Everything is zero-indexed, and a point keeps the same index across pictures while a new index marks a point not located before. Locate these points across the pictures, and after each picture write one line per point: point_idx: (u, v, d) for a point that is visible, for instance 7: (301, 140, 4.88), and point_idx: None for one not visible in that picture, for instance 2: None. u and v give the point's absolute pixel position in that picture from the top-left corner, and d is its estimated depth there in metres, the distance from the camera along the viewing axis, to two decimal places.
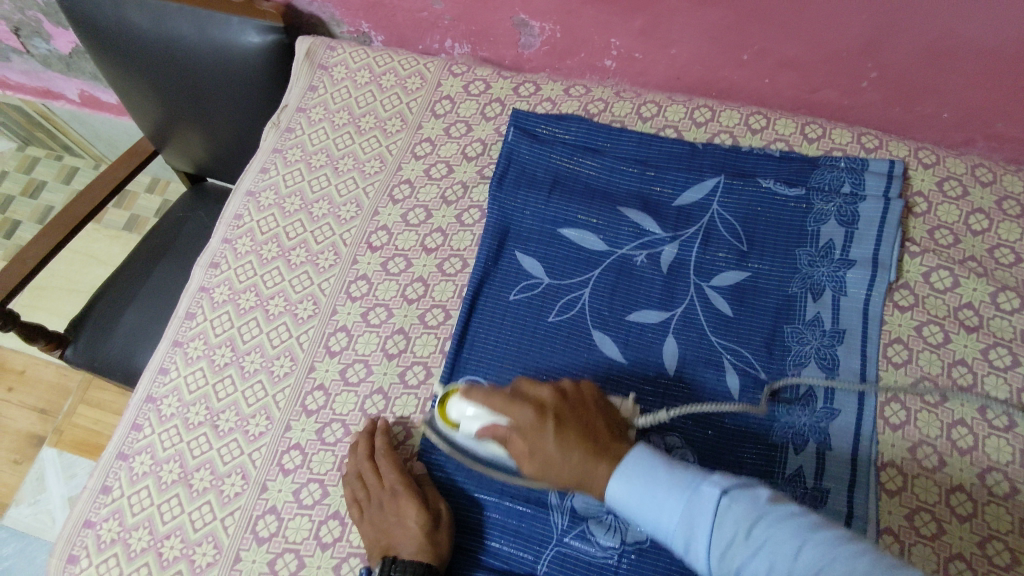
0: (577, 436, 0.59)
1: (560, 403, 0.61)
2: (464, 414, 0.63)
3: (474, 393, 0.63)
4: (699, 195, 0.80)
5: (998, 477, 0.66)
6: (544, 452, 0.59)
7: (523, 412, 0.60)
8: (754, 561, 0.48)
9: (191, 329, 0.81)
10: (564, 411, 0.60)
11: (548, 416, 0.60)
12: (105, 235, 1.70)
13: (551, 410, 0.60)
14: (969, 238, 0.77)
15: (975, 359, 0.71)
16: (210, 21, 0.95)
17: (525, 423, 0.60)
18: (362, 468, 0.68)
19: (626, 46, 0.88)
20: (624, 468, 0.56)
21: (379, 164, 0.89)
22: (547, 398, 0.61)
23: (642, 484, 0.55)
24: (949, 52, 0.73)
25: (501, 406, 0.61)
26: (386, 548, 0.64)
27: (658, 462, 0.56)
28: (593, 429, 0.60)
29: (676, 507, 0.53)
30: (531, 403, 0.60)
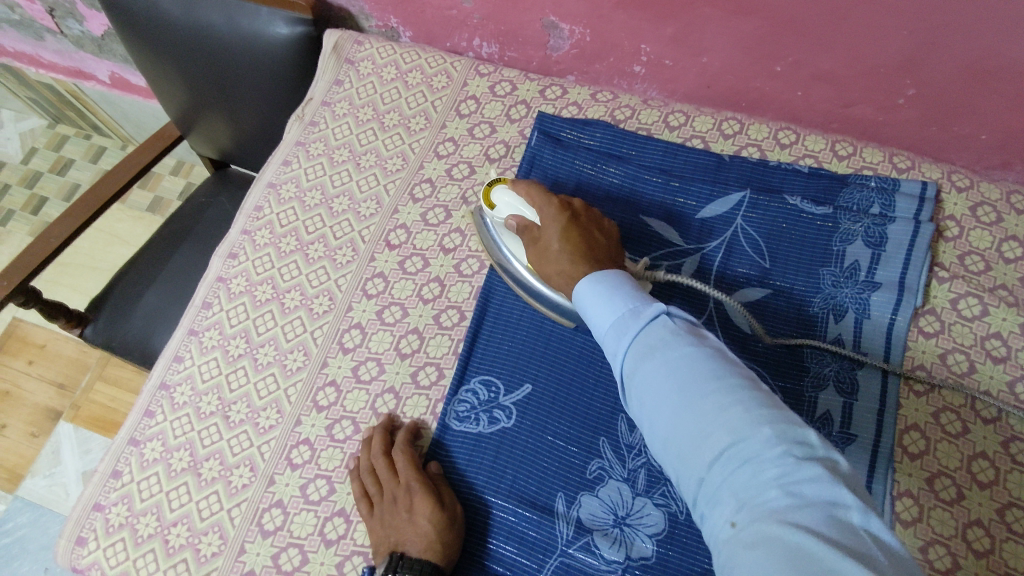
0: (578, 237, 0.65)
1: (581, 213, 0.69)
2: (502, 201, 0.73)
3: (517, 185, 0.72)
4: (723, 209, 0.78)
5: (1018, 514, 0.64)
6: (549, 238, 0.67)
7: (549, 204, 0.69)
8: (658, 374, 0.48)
9: (207, 318, 0.81)
10: (581, 219, 0.68)
11: (565, 212, 0.68)
12: (130, 215, 1.72)
13: (569, 210, 0.68)
14: (1000, 266, 0.75)
15: (1001, 391, 0.69)
16: (239, 10, 0.95)
17: (546, 214, 0.69)
18: (376, 462, 0.68)
19: (656, 52, 0.86)
20: (599, 275, 0.59)
21: (401, 161, 0.89)
22: (573, 205, 0.70)
23: (603, 291, 0.57)
24: (991, 73, 0.71)
25: (533, 196, 0.70)
26: (393, 544, 0.64)
27: (626, 282, 0.57)
28: (594, 238, 0.66)
29: (620, 313, 0.54)
30: (559, 201, 0.69)
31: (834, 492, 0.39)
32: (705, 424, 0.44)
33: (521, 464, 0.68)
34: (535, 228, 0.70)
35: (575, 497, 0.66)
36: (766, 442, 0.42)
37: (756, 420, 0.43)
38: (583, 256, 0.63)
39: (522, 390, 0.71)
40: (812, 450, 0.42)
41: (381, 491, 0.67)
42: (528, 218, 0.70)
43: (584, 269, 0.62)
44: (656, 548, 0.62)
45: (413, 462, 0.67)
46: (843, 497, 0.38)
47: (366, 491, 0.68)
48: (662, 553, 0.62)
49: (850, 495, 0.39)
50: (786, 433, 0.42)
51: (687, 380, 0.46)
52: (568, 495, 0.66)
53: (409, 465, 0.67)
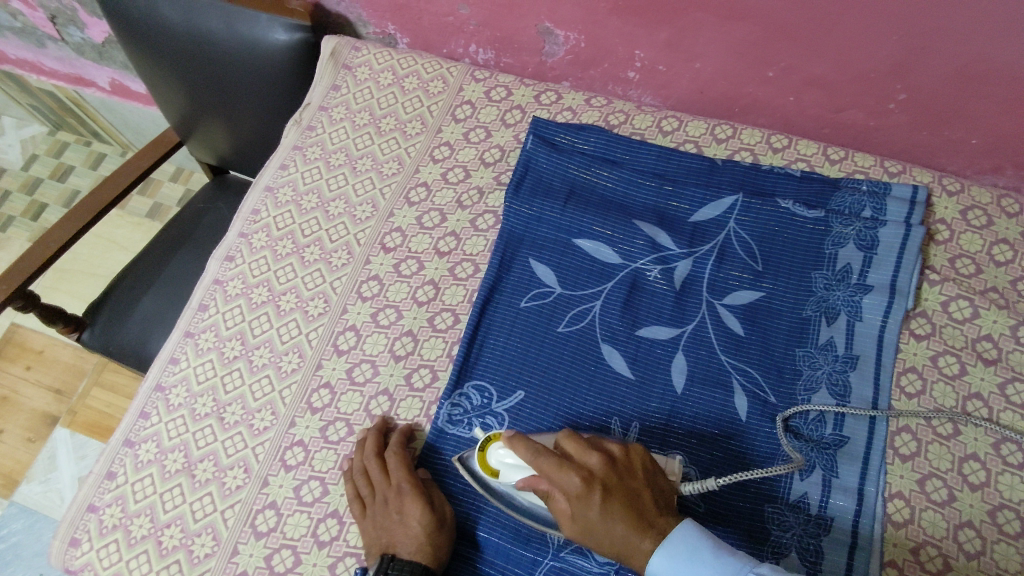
0: (624, 509, 0.57)
1: (608, 474, 0.59)
2: (508, 467, 0.61)
3: (517, 448, 0.60)
4: (715, 212, 0.79)
5: (1009, 515, 0.64)
6: (588, 522, 0.57)
7: (570, 480, 0.58)
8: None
9: (203, 321, 0.82)
10: (612, 482, 0.58)
11: (594, 486, 0.58)
12: (128, 222, 1.73)
13: (599, 480, 0.58)
14: (991, 269, 0.76)
15: (992, 394, 0.69)
16: (239, 16, 0.96)
17: (570, 492, 0.58)
18: (368, 465, 0.68)
19: (650, 58, 0.87)
20: (674, 550, 0.55)
21: (397, 165, 0.89)
22: (595, 466, 0.59)
23: (686, 560, 0.55)
24: (981, 77, 0.72)
25: (543, 469, 0.59)
26: (384, 546, 0.64)
27: (704, 541, 0.55)
28: (642, 505, 0.58)
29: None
30: (579, 471, 0.58)
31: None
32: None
33: None
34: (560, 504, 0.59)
35: None
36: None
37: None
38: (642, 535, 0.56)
39: (516, 396, 0.71)
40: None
41: (373, 494, 0.67)
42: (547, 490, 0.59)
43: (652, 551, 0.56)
44: None
45: (406, 466, 0.67)
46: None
47: (359, 493, 0.68)
48: None
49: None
50: None
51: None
52: None
53: (402, 469, 0.67)
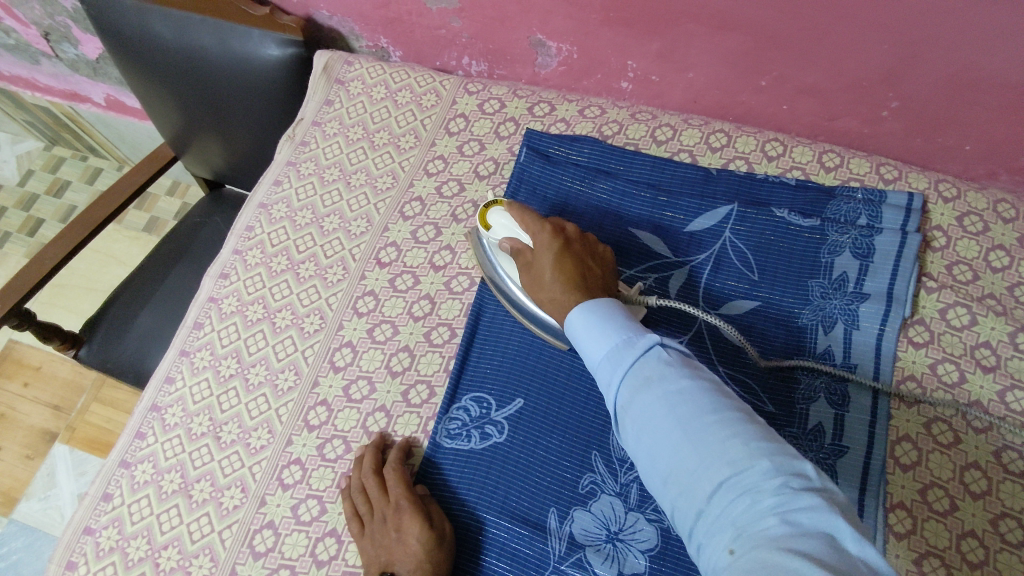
0: (572, 263, 0.67)
1: (576, 238, 0.70)
2: (500, 223, 0.74)
3: (514, 207, 0.73)
4: (711, 222, 0.79)
5: (1011, 524, 0.64)
6: (543, 265, 0.68)
7: (544, 234, 0.70)
8: (652, 408, 0.49)
9: (198, 339, 0.81)
10: (573, 243, 0.69)
11: (560, 238, 0.69)
12: (125, 236, 1.73)
13: (564, 237, 0.69)
14: (988, 275, 0.76)
15: (991, 401, 0.69)
16: (231, 32, 0.97)
17: (541, 241, 0.70)
18: (366, 482, 0.68)
19: (643, 68, 0.87)
20: (592, 302, 0.60)
21: (391, 180, 0.89)
22: (568, 232, 0.71)
23: (597, 317, 0.58)
24: (972, 85, 0.72)
25: (528, 223, 0.71)
26: (383, 564, 0.63)
27: (617, 311, 0.58)
28: (588, 269, 0.67)
29: (613, 339, 0.55)
30: (554, 228, 0.70)
31: (832, 523, 0.39)
32: (698, 450, 0.45)
33: (513, 480, 0.67)
34: (530, 252, 0.71)
35: (568, 512, 0.65)
36: (762, 475, 0.42)
37: (754, 451, 0.44)
38: (576, 285, 0.64)
39: (515, 404, 0.71)
40: (812, 482, 0.42)
41: (372, 509, 0.67)
42: (524, 242, 0.72)
43: (573, 297, 0.63)
44: (648, 564, 0.62)
45: (403, 481, 0.67)
46: (842, 528, 0.39)
47: (358, 511, 0.67)
48: (654, 569, 0.62)
49: (848, 526, 0.39)
50: (783, 465, 0.43)
51: (685, 413, 0.47)
52: (560, 510, 0.66)
53: (399, 483, 0.66)
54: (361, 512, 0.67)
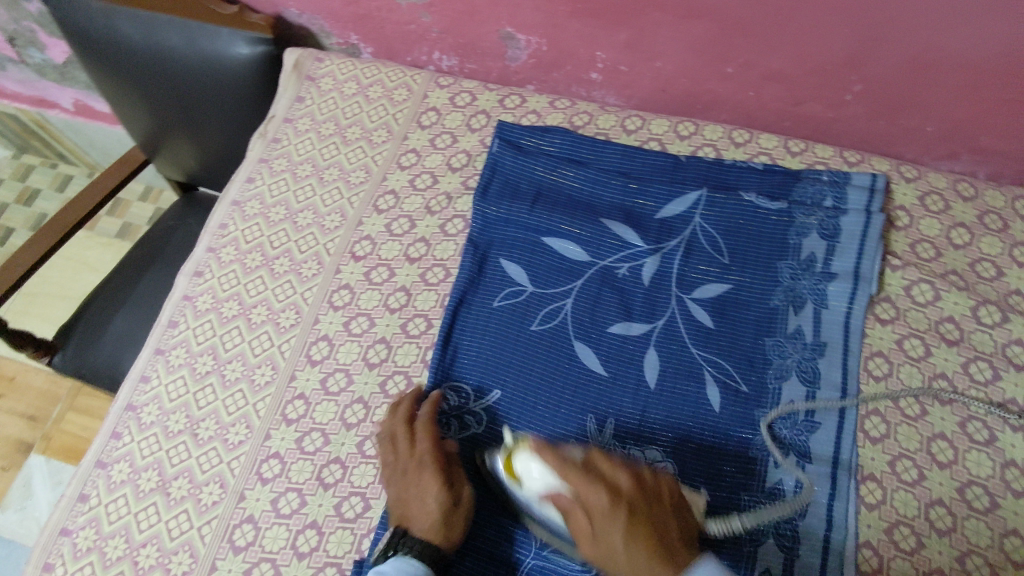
0: (647, 534, 0.56)
1: (635, 494, 0.59)
2: (534, 478, 0.61)
3: (547, 454, 0.60)
4: (681, 208, 0.80)
5: (978, 491, 0.66)
6: (612, 541, 0.56)
7: (600, 497, 0.58)
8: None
9: (174, 337, 0.81)
10: (639, 503, 0.58)
11: (622, 505, 0.57)
12: (98, 242, 1.71)
13: (626, 499, 0.58)
14: (951, 252, 0.78)
15: (956, 373, 0.71)
16: (200, 32, 0.96)
17: (598, 507, 0.58)
18: (397, 431, 0.69)
19: (611, 59, 0.88)
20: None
21: (364, 174, 0.89)
22: (624, 486, 0.59)
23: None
24: (932, 66, 0.74)
25: (572, 481, 0.59)
26: (398, 517, 0.65)
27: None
28: (665, 532, 0.57)
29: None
30: (608, 486, 0.59)
31: None
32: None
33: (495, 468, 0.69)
34: (584, 514, 0.59)
35: None
36: None
37: None
38: (664, 563, 0.54)
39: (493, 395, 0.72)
40: None
41: (396, 460, 0.68)
42: (572, 502, 0.59)
43: None
44: None
45: (430, 438, 0.68)
46: None
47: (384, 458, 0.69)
48: None
49: None
50: None
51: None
52: None
53: (425, 440, 0.67)
54: (387, 460, 0.69)
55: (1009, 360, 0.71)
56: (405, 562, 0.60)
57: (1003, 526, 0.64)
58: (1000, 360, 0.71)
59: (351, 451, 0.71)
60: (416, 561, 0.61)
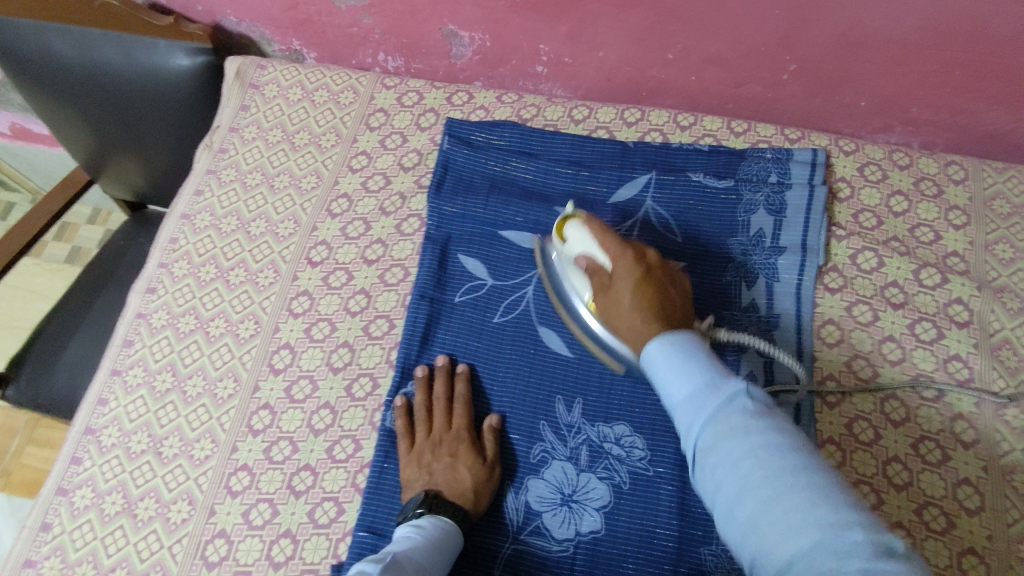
0: (654, 293, 0.62)
1: (657, 266, 0.65)
2: (576, 239, 0.69)
3: (593, 226, 0.67)
4: (632, 192, 0.82)
5: (931, 445, 0.69)
6: (621, 291, 0.63)
7: (626, 257, 0.65)
8: (738, 456, 0.45)
9: (130, 357, 0.80)
10: (656, 273, 0.64)
11: (643, 265, 0.64)
12: (47, 270, 1.66)
13: (646, 265, 0.64)
14: (891, 219, 0.81)
15: (903, 334, 0.74)
16: (136, 45, 0.95)
17: (620, 263, 0.65)
18: (435, 405, 0.72)
19: (555, 51, 0.89)
20: (670, 335, 0.56)
21: (315, 179, 0.89)
22: (650, 259, 0.65)
23: (674, 352, 0.54)
24: (861, 42, 0.77)
25: (607, 245, 0.66)
26: (426, 482, 0.67)
27: (698, 346, 0.54)
28: (669, 300, 0.62)
29: (693, 383, 0.51)
30: (636, 253, 0.65)
31: None
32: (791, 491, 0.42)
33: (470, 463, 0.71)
34: (608, 274, 0.66)
35: (523, 484, 0.69)
36: (855, 543, 0.39)
37: (841, 513, 0.41)
38: (659, 316, 0.60)
39: None
40: (896, 552, 0.39)
41: (428, 433, 0.71)
42: (599, 261, 0.66)
43: (650, 330, 0.59)
44: (604, 521, 0.66)
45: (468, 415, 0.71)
46: None
47: (411, 430, 0.71)
48: (610, 526, 0.66)
49: None
50: (878, 539, 0.39)
51: (763, 464, 0.44)
52: (515, 484, 0.69)
53: (462, 417, 0.71)
54: (417, 431, 0.71)
55: (951, 319, 0.74)
56: (440, 519, 0.62)
57: (955, 476, 0.67)
58: (943, 320, 0.74)
59: (320, 457, 0.71)
60: (449, 522, 0.63)
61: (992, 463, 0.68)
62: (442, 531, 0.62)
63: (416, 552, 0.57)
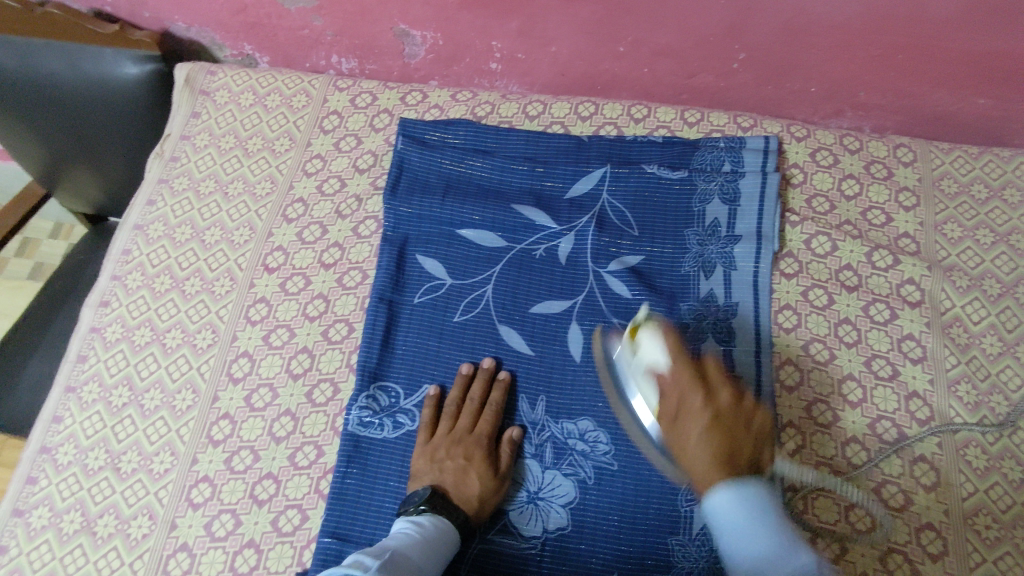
0: (722, 439, 0.57)
1: (729, 410, 0.59)
2: (648, 350, 0.64)
3: (667, 342, 0.62)
4: (588, 186, 0.82)
5: (887, 424, 0.70)
6: (687, 436, 0.58)
7: (695, 396, 0.59)
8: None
9: (84, 372, 0.78)
10: (727, 418, 0.58)
11: (711, 406, 0.59)
12: (9, 287, 1.63)
13: (717, 408, 0.59)
14: (843, 203, 0.82)
15: (858, 317, 0.75)
16: (81, 54, 0.93)
17: (689, 403, 0.59)
18: (463, 405, 0.72)
19: (507, 48, 0.89)
20: (738, 491, 0.53)
21: (270, 184, 0.88)
22: (722, 397, 0.60)
23: (745, 505, 0.52)
24: (807, 29, 0.78)
25: (675, 369, 0.61)
26: (433, 477, 0.68)
27: (768, 502, 0.53)
28: (739, 451, 0.56)
29: (758, 543, 0.50)
30: (706, 390, 0.59)
31: None
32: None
33: None
34: (674, 405, 0.60)
35: None
36: None
37: None
38: (722, 468, 0.55)
39: (422, 390, 0.73)
40: None
41: (450, 429, 0.71)
42: (666, 389, 0.61)
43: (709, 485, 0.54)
44: (570, 517, 0.66)
45: (493, 423, 0.70)
46: None
47: (434, 422, 0.72)
48: (576, 521, 0.66)
49: None
50: None
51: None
52: None
53: (488, 422, 0.70)
54: (439, 425, 0.71)
55: (904, 299, 0.75)
56: (442, 521, 0.63)
57: (911, 454, 0.68)
58: (896, 300, 0.75)
59: (283, 464, 0.71)
60: (448, 524, 0.63)
61: (946, 440, 0.69)
62: (441, 531, 0.62)
63: (414, 552, 0.58)
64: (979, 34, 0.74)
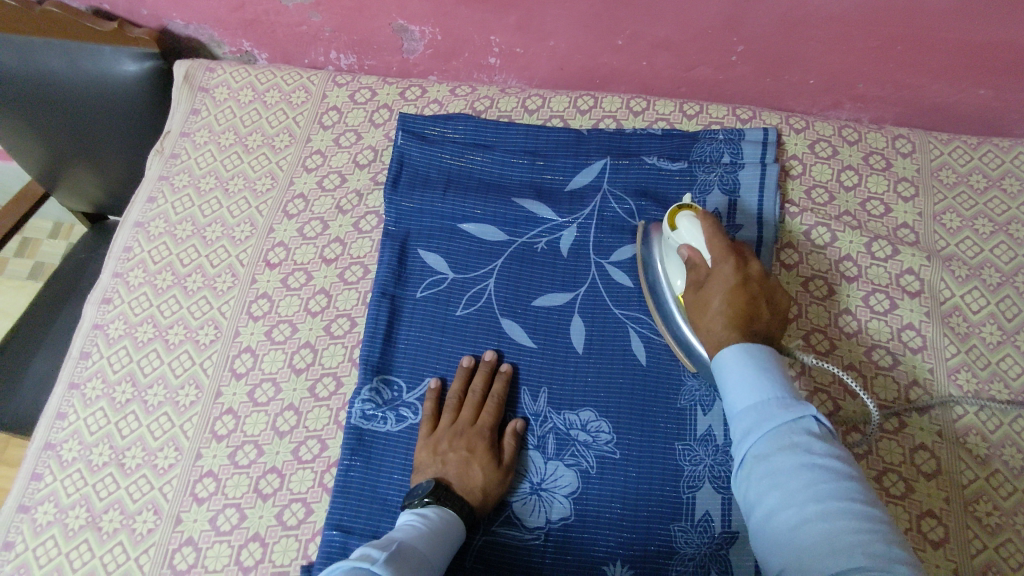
0: (744, 304, 0.61)
1: (758, 279, 0.63)
2: (685, 232, 0.67)
3: (703, 220, 0.66)
4: (588, 178, 0.82)
5: (888, 414, 0.70)
6: (712, 297, 0.63)
7: (726, 266, 0.63)
8: (786, 469, 0.48)
9: (87, 369, 0.78)
10: (754, 286, 0.63)
11: (742, 274, 0.63)
12: (10, 287, 1.63)
13: (746, 276, 0.63)
14: (843, 194, 0.82)
15: (858, 307, 0.75)
16: (81, 52, 0.94)
17: (720, 270, 0.63)
18: (464, 398, 0.72)
19: (506, 42, 0.89)
20: (747, 346, 0.56)
21: (271, 180, 0.88)
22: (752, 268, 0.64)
23: (749, 363, 0.55)
24: (804, 21, 0.78)
25: (711, 242, 0.65)
26: (436, 469, 0.67)
27: (773, 358, 0.55)
28: (758, 314, 0.61)
29: (756, 393, 0.53)
30: (739, 260, 0.63)
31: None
32: (830, 503, 0.45)
33: None
34: (705, 272, 0.65)
35: None
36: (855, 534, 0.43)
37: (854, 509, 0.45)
38: (740, 328, 0.60)
39: (424, 383, 0.73)
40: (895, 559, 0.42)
41: (452, 421, 0.71)
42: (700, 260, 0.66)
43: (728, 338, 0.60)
44: (573, 507, 0.67)
45: (496, 415, 0.70)
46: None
47: (435, 415, 0.71)
48: (579, 511, 0.67)
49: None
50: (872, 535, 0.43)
51: (815, 483, 0.46)
52: None
53: (491, 413, 0.70)
54: (441, 418, 0.71)
55: (904, 289, 0.76)
56: (447, 513, 0.63)
57: (912, 442, 0.69)
58: (896, 290, 0.76)
59: (286, 458, 0.71)
60: (453, 515, 0.63)
61: (946, 428, 0.69)
62: (446, 522, 0.62)
63: (419, 542, 0.58)
64: (976, 24, 0.74)
